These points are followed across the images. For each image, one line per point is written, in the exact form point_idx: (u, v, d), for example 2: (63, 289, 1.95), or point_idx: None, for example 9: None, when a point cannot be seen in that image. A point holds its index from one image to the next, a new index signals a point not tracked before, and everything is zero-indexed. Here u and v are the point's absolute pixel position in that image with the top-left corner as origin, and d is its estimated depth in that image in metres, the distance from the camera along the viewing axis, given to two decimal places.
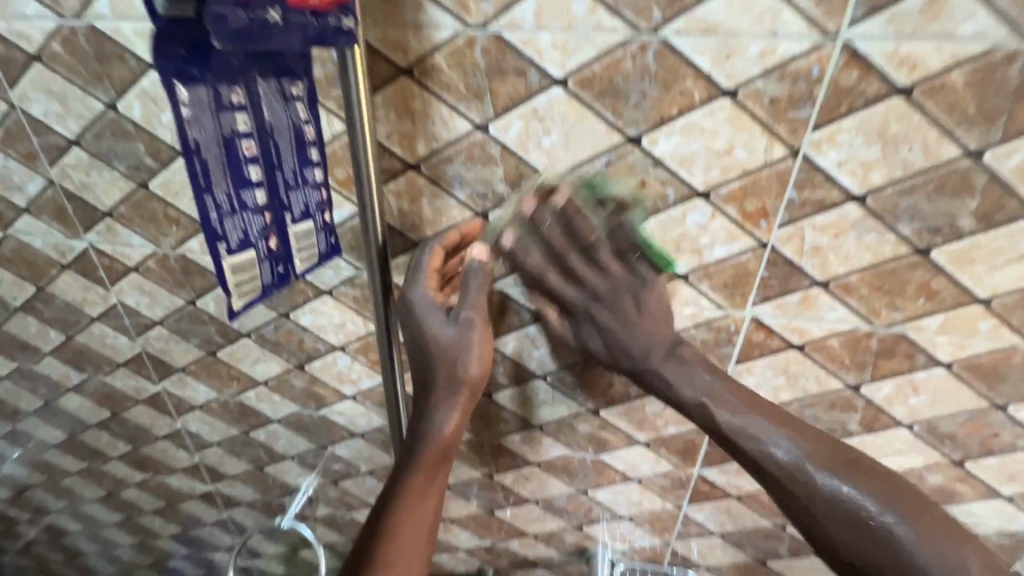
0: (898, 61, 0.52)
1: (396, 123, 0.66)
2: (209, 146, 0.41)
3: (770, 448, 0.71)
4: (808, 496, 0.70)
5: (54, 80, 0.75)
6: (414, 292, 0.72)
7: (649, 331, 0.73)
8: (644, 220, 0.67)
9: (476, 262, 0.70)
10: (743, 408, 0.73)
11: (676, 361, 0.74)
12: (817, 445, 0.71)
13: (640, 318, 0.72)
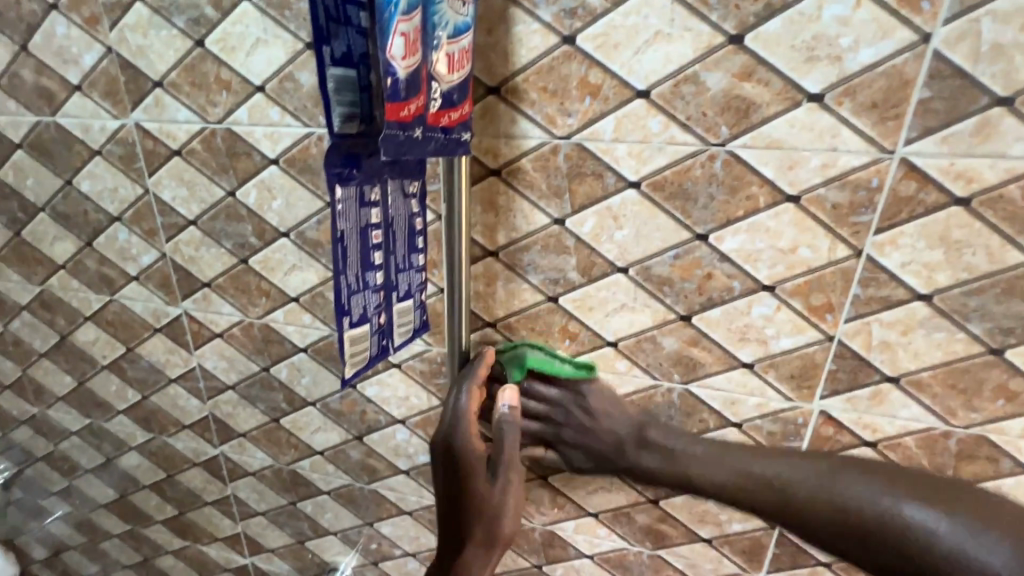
0: (954, 175, 0.57)
1: (480, 216, 0.74)
2: (351, 235, 0.47)
3: (833, 486, 0.68)
4: (836, 508, 0.67)
5: (188, 170, 0.87)
6: (457, 438, 0.73)
7: (612, 404, 0.78)
8: (586, 431, 0.80)
9: (509, 411, 0.73)
10: (777, 461, 0.72)
11: (636, 440, 0.78)
12: (871, 472, 0.68)
13: (608, 408, 0.78)
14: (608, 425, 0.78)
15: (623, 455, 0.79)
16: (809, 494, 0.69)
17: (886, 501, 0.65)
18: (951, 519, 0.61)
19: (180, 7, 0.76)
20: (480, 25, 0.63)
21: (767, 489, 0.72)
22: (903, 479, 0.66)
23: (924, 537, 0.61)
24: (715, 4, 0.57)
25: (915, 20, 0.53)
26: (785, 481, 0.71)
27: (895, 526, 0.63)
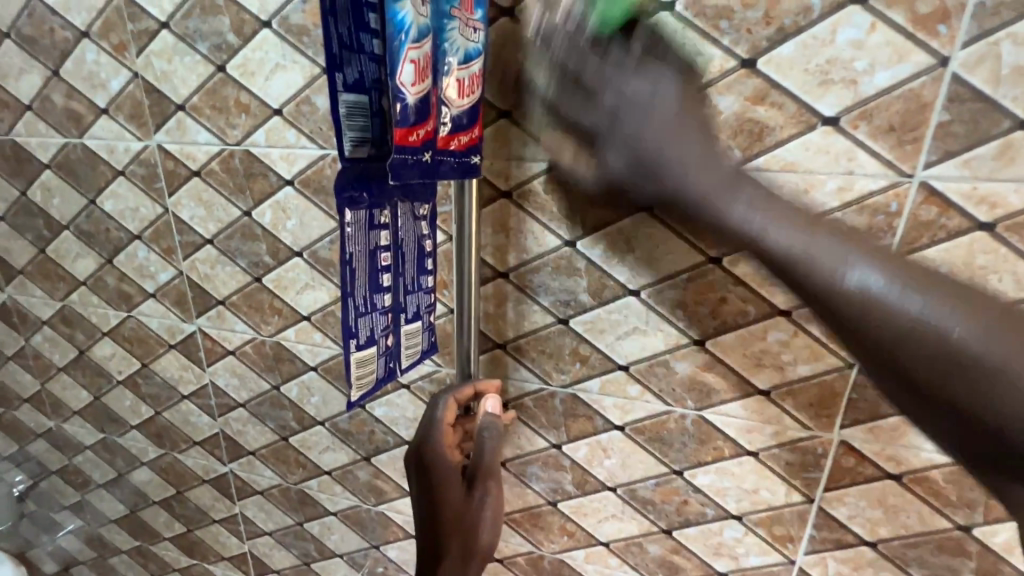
0: (977, 199, 0.55)
1: (492, 237, 0.74)
2: (360, 257, 0.48)
3: (830, 266, 0.42)
4: (832, 314, 0.42)
5: (207, 191, 0.89)
6: (433, 449, 0.70)
7: (650, 99, 0.52)
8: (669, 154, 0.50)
9: (490, 417, 0.71)
10: (801, 219, 0.45)
11: (706, 163, 0.50)
12: (914, 275, 0.40)
13: (656, 117, 0.51)
14: (658, 143, 0.50)
15: (662, 172, 0.50)
16: (822, 290, 0.42)
17: (880, 288, 0.40)
18: (978, 320, 0.37)
19: (204, 34, 0.78)
20: (492, 49, 0.64)
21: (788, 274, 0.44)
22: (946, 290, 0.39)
23: (978, 368, 0.36)
24: (726, 29, 0.57)
25: (933, 43, 0.52)
26: (811, 304, 0.43)
27: (940, 347, 0.37)
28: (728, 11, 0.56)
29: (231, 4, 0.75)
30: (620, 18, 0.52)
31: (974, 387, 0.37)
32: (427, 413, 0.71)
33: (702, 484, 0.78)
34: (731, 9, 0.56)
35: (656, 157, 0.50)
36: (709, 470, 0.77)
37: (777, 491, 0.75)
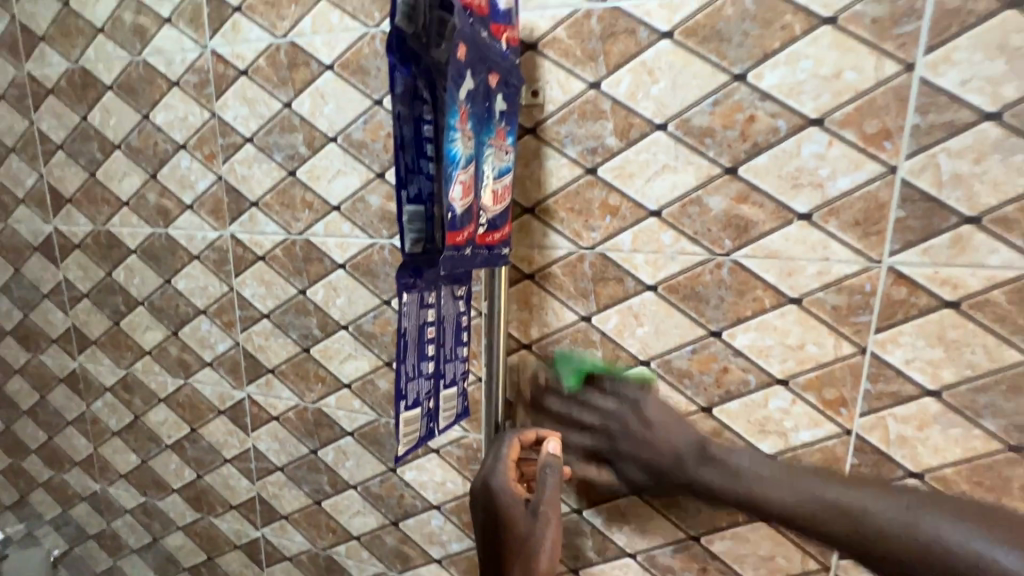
0: (940, 281, 0.64)
1: (516, 313, 0.84)
2: (411, 330, 0.57)
3: (858, 500, 0.64)
4: (850, 521, 0.63)
5: (268, 272, 1.03)
6: (494, 478, 0.76)
7: (672, 419, 0.76)
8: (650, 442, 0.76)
9: (550, 457, 0.75)
10: (811, 483, 0.68)
11: (690, 456, 0.75)
12: (881, 490, 0.64)
13: (653, 424, 0.76)
14: (662, 439, 0.75)
15: (661, 468, 0.76)
16: (822, 515, 0.66)
17: (880, 510, 0.62)
18: (950, 518, 0.58)
19: (280, 147, 0.95)
20: (519, 159, 0.78)
21: (757, 509, 0.71)
22: (937, 503, 0.60)
23: (957, 551, 0.56)
24: (711, 144, 0.69)
25: (883, 155, 0.63)
26: (828, 514, 0.65)
27: (923, 546, 0.58)
28: (711, 130, 0.69)
29: (305, 124, 0.92)
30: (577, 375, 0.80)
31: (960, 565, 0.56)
32: (493, 447, 0.79)
33: (719, 551, 0.81)
34: (713, 129, 0.69)
35: (662, 461, 0.76)
36: (726, 536, 0.80)
37: (792, 558, 0.78)
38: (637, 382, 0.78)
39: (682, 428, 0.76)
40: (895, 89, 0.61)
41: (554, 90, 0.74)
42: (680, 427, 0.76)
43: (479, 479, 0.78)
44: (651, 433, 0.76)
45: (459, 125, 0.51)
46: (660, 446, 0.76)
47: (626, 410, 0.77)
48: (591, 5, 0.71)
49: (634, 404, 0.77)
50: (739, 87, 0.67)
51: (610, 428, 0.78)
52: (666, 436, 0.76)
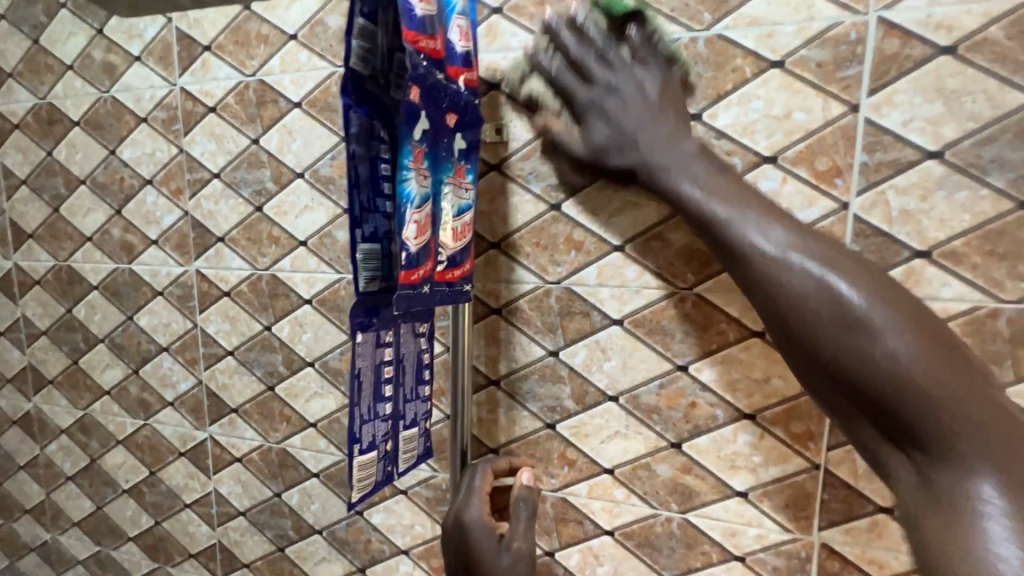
0: None
1: (484, 348, 0.83)
2: (366, 371, 0.56)
3: (782, 252, 0.51)
4: (790, 304, 0.50)
5: (234, 308, 1.01)
6: (468, 512, 0.72)
7: (647, 110, 0.60)
8: (610, 112, 0.61)
9: (525, 488, 0.75)
10: (773, 233, 0.52)
11: (648, 113, 0.60)
12: (855, 274, 0.49)
13: (656, 116, 0.60)
14: (666, 154, 0.59)
15: (635, 147, 0.60)
16: (768, 265, 0.51)
17: (800, 268, 0.50)
18: (912, 339, 0.46)
19: (248, 182, 0.95)
20: (484, 195, 0.79)
21: (721, 251, 0.54)
22: (890, 300, 0.48)
23: (880, 347, 0.46)
24: None
25: (834, 191, 0.65)
26: (780, 294, 0.50)
27: (844, 322, 0.48)
28: None
29: (272, 159, 0.92)
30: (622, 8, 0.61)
31: (866, 365, 0.46)
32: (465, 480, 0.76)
33: None
34: None
35: (635, 138, 0.60)
36: None
37: None
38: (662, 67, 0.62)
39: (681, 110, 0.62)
40: (842, 128, 0.63)
41: (518, 128, 0.76)
42: (676, 151, 0.59)
43: (451, 514, 0.73)
44: (614, 103, 0.61)
45: (413, 164, 0.52)
46: (636, 144, 0.60)
47: (625, 77, 0.61)
48: None
49: (645, 94, 0.61)
50: (695, 126, 0.69)
51: (607, 92, 0.61)
52: (643, 114, 0.60)
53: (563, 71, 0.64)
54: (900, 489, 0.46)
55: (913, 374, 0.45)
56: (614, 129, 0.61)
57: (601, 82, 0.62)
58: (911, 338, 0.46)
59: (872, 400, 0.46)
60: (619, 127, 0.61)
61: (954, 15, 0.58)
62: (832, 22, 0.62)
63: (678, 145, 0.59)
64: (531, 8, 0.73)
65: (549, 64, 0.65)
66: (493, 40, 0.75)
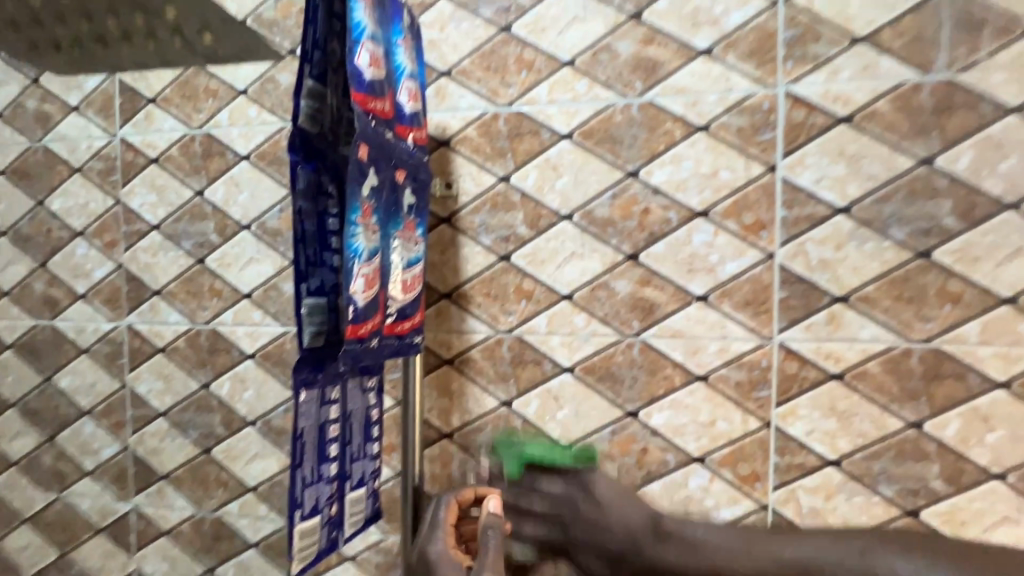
0: (823, 355, 0.69)
1: (436, 400, 0.82)
2: (310, 431, 0.54)
3: (748, 562, 0.60)
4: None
5: (168, 365, 0.95)
6: (431, 549, 0.60)
7: (618, 494, 0.68)
8: (586, 540, 0.67)
9: (491, 515, 0.58)
10: (767, 545, 0.61)
11: (618, 497, 0.68)
12: (864, 553, 0.56)
13: (608, 506, 0.67)
14: (616, 533, 0.66)
15: (611, 546, 0.66)
16: (778, 569, 0.59)
17: (797, 551, 0.59)
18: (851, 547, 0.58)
19: (189, 234, 0.92)
20: (434, 247, 0.80)
21: (727, 568, 0.61)
22: (815, 539, 0.60)
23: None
24: (613, 232, 0.74)
25: (760, 243, 0.70)
26: (799, 574, 0.58)
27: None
28: (612, 221, 0.74)
29: (217, 212, 0.90)
30: (518, 462, 0.74)
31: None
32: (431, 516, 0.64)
33: None
34: (614, 220, 0.74)
35: (606, 528, 0.66)
36: None
37: None
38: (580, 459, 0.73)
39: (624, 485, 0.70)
40: (763, 186, 0.69)
41: (467, 182, 0.79)
42: (632, 505, 0.67)
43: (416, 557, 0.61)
44: (576, 528, 0.68)
45: (361, 220, 0.52)
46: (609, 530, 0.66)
47: (579, 484, 0.70)
48: (498, 108, 0.78)
49: (577, 485, 0.70)
50: (633, 183, 0.73)
51: (569, 526, 0.68)
52: (602, 531, 0.67)
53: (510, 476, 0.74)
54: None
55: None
56: (595, 540, 0.66)
57: (564, 513, 0.69)
58: (852, 558, 0.57)
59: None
60: (595, 525, 0.67)
61: (847, 90, 0.66)
62: (747, 93, 0.69)
63: (637, 530, 0.65)
64: (478, 73, 0.78)
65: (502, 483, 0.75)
66: (443, 100, 0.79)
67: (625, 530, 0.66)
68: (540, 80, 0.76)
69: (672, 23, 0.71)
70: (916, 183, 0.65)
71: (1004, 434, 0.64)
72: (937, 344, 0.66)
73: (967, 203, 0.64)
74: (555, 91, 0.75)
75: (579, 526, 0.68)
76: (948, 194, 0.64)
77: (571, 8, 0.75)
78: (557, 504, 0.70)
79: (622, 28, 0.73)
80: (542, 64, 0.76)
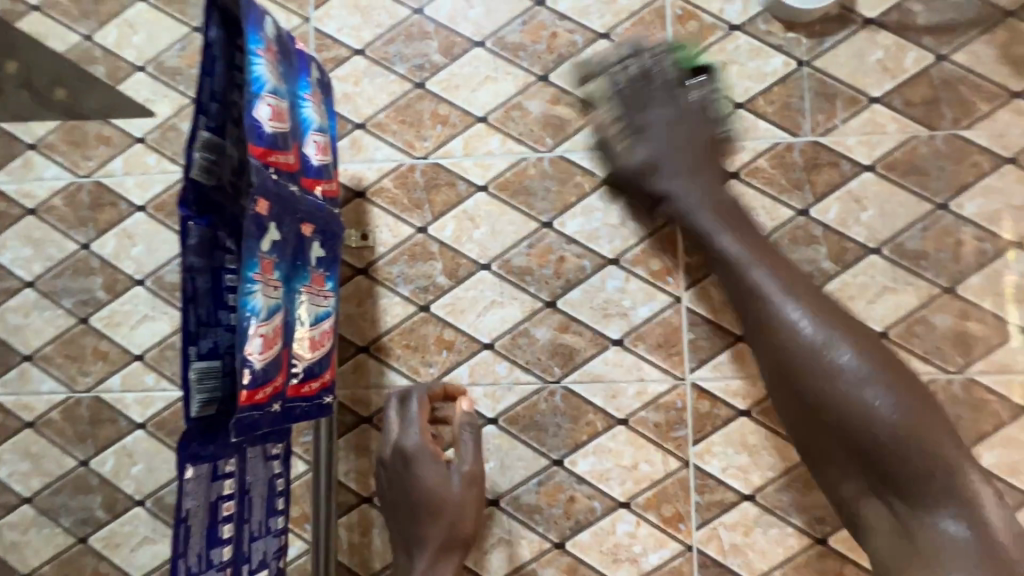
0: (731, 392, 0.72)
1: (354, 462, 0.76)
2: (197, 511, 0.48)
3: (830, 347, 0.57)
4: (794, 377, 0.58)
5: (37, 442, 0.82)
6: (408, 440, 0.69)
7: (704, 160, 0.68)
8: (661, 146, 0.68)
9: (466, 416, 0.70)
10: (814, 313, 0.59)
11: (689, 165, 0.68)
12: (895, 367, 0.56)
13: (693, 143, 0.68)
14: (681, 142, 0.68)
15: (654, 178, 0.68)
16: (767, 313, 0.60)
17: (808, 331, 0.58)
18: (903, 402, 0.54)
19: (71, 291, 0.83)
20: (351, 298, 0.78)
21: (730, 271, 0.63)
22: (909, 383, 0.56)
23: (866, 405, 0.55)
24: (531, 280, 0.76)
25: (668, 287, 0.74)
26: (787, 344, 0.58)
27: (861, 417, 0.55)
28: (529, 269, 0.76)
29: (105, 266, 0.82)
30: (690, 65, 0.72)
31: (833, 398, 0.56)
32: (400, 408, 0.70)
33: None
34: (531, 268, 0.76)
35: (656, 169, 0.68)
36: None
37: None
38: (715, 113, 0.70)
39: (718, 151, 0.69)
40: (667, 235, 0.74)
41: (384, 233, 0.78)
42: (735, 220, 0.65)
43: (388, 447, 0.70)
44: (648, 147, 0.68)
45: (259, 276, 0.49)
46: (675, 175, 0.67)
47: (694, 121, 0.69)
48: (414, 160, 0.79)
49: (673, 129, 0.68)
50: (548, 233, 0.76)
51: (648, 130, 0.69)
52: (678, 133, 0.68)
53: (631, 75, 0.71)
54: (881, 553, 0.55)
55: (898, 425, 0.54)
56: (654, 147, 0.68)
57: (645, 148, 0.68)
58: (905, 401, 0.54)
59: (865, 454, 0.55)
60: (660, 150, 0.68)
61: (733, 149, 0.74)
62: None
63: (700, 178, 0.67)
64: (394, 125, 0.79)
65: (648, 58, 0.71)
66: (358, 152, 0.79)
67: (695, 157, 0.68)
68: (455, 134, 0.78)
69: (576, 85, 0.77)
70: (797, 231, 0.72)
71: None
72: None
73: (839, 249, 0.72)
74: (470, 145, 0.78)
75: (653, 148, 0.68)
76: (823, 241, 0.72)
77: (482, 68, 0.78)
78: (667, 88, 0.70)
79: (531, 88, 0.77)
80: (456, 118, 0.78)
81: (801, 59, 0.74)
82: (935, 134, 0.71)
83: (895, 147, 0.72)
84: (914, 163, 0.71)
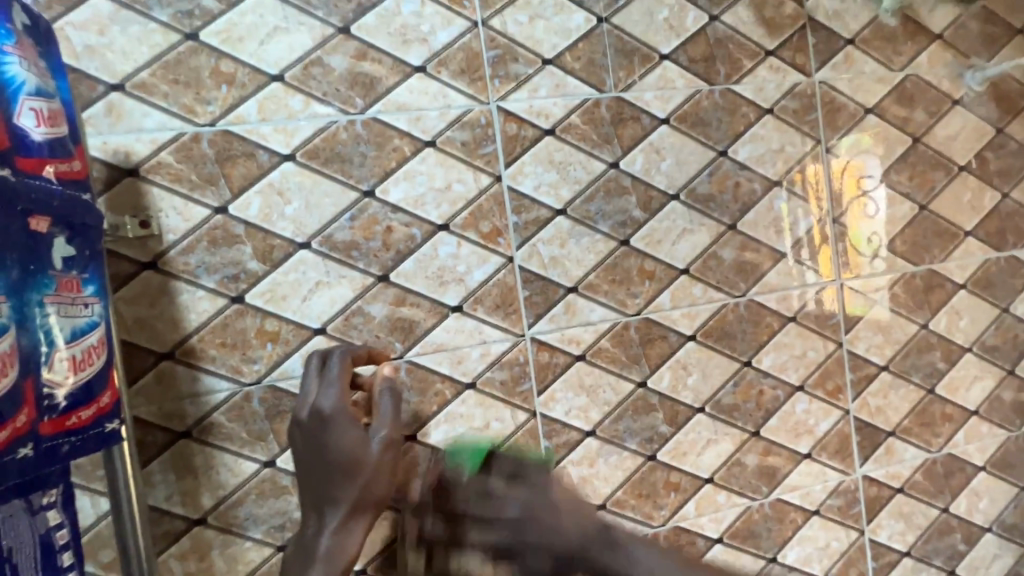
0: (567, 340, 0.77)
1: (176, 484, 0.67)
2: None
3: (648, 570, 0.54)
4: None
5: None
6: (323, 401, 0.62)
7: (563, 507, 0.57)
8: (527, 504, 0.57)
9: (387, 380, 0.65)
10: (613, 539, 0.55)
11: (568, 508, 0.57)
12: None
13: (557, 505, 0.57)
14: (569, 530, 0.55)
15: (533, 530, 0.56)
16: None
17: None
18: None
19: None
20: (139, 300, 0.65)
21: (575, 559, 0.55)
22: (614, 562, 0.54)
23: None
24: (358, 256, 0.71)
25: (500, 248, 0.74)
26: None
27: None
28: (355, 243, 0.70)
29: None
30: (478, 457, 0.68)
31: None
32: (319, 370, 0.65)
33: None
34: (356, 242, 0.70)
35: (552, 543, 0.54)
36: None
37: None
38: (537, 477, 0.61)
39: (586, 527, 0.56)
40: (493, 195, 0.74)
41: (172, 218, 0.66)
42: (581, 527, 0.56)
43: (304, 406, 0.63)
44: (515, 495, 0.59)
45: None
46: (530, 531, 0.56)
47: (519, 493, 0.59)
48: (198, 129, 0.67)
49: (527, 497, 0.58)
50: (370, 203, 0.71)
51: (523, 524, 0.56)
52: (547, 528, 0.55)
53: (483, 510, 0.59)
54: None
55: None
56: (523, 511, 0.57)
57: (513, 504, 0.58)
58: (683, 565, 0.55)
59: None
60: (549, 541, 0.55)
61: (547, 106, 0.75)
62: (464, 109, 0.73)
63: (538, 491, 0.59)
64: (164, 86, 0.66)
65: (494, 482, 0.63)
66: (118, 120, 0.64)
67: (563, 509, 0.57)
68: (246, 95, 0.67)
69: (382, 39, 0.71)
70: (610, 183, 0.77)
71: (698, 375, 0.81)
72: (646, 314, 0.79)
73: (646, 197, 0.78)
74: (266, 109, 0.68)
75: (524, 494, 0.58)
76: (632, 191, 0.78)
77: (269, 16, 0.68)
78: (477, 498, 0.62)
79: (331, 42, 0.69)
80: (245, 77, 0.67)
81: (600, 16, 0.76)
82: (713, 89, 0.80)
83: (683, 101, 0.79)
84: (699, 115, 0.80)
